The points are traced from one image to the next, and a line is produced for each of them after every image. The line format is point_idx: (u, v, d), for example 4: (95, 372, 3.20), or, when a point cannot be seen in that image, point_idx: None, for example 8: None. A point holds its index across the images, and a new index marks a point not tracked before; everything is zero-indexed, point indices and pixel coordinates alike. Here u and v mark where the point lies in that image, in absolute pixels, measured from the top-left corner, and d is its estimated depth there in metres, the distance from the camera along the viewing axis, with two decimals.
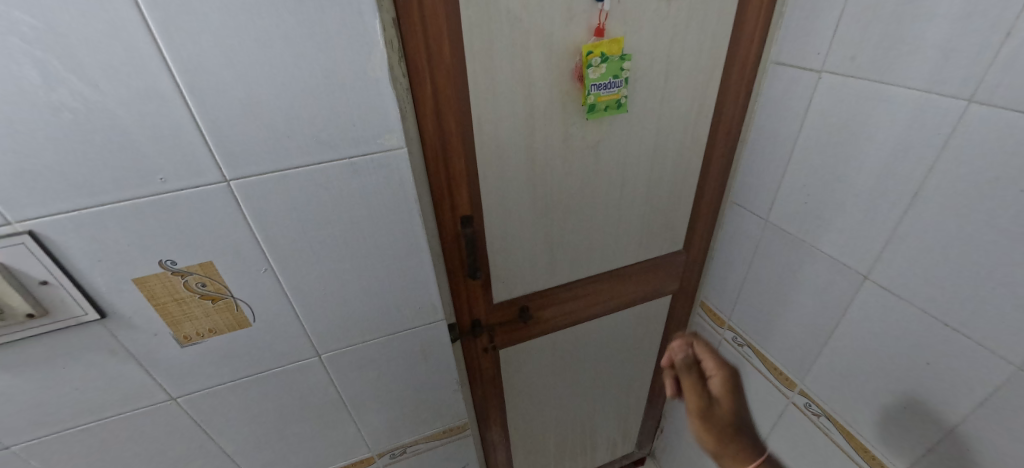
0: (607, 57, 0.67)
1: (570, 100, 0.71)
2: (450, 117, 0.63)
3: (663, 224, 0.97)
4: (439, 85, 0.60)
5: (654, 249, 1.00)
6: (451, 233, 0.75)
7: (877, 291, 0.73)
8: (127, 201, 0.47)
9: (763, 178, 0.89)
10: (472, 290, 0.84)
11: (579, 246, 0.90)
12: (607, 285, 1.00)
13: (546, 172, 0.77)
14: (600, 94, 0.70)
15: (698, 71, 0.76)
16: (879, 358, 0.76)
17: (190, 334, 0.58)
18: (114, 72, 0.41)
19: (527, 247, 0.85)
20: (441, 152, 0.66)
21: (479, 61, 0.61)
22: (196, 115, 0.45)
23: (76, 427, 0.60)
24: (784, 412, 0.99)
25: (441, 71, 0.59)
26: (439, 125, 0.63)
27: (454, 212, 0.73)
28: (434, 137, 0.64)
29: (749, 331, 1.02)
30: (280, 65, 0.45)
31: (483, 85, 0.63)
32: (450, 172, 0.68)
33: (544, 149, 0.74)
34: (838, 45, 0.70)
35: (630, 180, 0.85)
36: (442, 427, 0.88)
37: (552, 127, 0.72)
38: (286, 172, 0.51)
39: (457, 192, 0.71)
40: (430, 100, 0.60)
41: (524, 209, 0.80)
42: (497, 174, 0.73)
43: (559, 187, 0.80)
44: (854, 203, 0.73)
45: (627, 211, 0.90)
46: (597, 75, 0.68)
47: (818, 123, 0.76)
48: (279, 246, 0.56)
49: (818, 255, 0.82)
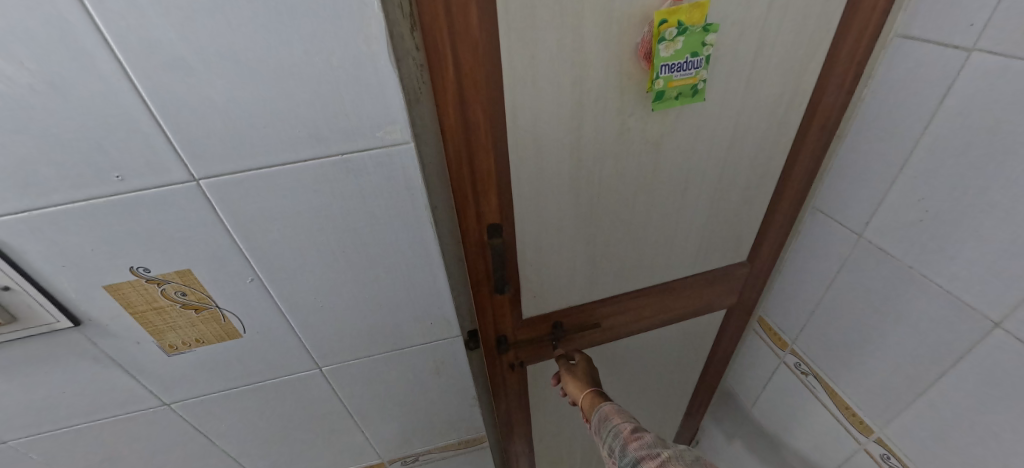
0: (685, 28, 0.52)
1: (632, 84, 0.56)
2: (478, 108, 0.50)
3: (726, 232, 0.81)
4: (464, 66, 0.47)
5: (712, 260, 0.85)
6: (476, 246, 0.63)
7: (1013, 344, 0.56)
8: (80, 202, 0.39)
9: (863, 184, 0.71)
10: (499, 305, 0.73)
11: (625, 258, 0.78)
12: (654, 299, 0.86)
13: (591, 175, 0.63)
14: (672, 77, 0.55)
15: (798, 47, 0.59)
16: (1001, 424, 0.60)
17: (175, 343, 0.52)
18: (38, 45, 0.32)
19: (567, 256, 0.73)
20: (465, 151, 0.53)
21: (518, 35, 0.47)
22: (149, 101, 0.36)
23: (72, 426, 0.57)
24: (853, 457, 0.85)
25: (466, 49, 0.46)
26: (462, 116, 0.50)
27: (479, 221, 0.60)
28: (457, 132, 0.51)
29: (818, 360, 0.87)
30: (245, 38, 0.34)
31: (522, 66, 0.50)
32: (476, 173, 0.55)
33: (592, 146, 0.60)
34: (1002, 16, 0.50)
35: (694, 182, 0.70)
36: (457, 438, 0.81)
37: (605, 119, 0.58)
38: (267, 171, 0.42)
39: (485, 197, 0.58)
40: (452, 85, 0.47)
41: (564, 217, 0.67)
42: (533, 176, 0.60)
43: (608, 190, 0.66)
44: (996, 228, 0.56)
45: (687, 218, 0.76)
46: (670, 52, 0.53)
47: (954, 120, 0.57)
48: (266, 255, 0.48)
49: (928, 287, 0.65)
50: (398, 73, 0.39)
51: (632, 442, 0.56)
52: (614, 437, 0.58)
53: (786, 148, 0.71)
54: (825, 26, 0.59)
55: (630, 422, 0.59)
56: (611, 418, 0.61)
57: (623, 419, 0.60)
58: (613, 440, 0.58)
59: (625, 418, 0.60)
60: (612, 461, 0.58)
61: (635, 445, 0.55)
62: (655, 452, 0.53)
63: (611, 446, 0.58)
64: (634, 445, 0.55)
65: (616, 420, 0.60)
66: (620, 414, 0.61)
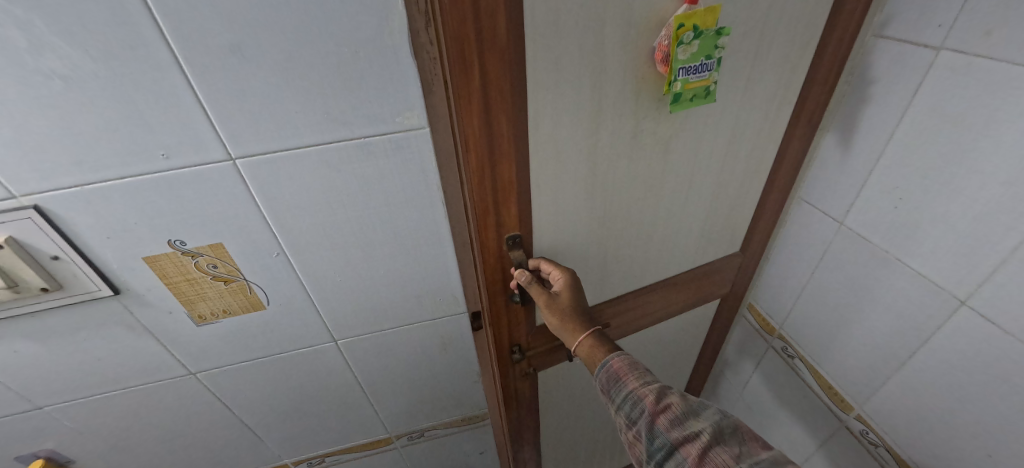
0: (700, 32, 0.49)
1: (647, 89, 0.54)
2: (502, 116, 0.46)
3: (724, 225, 0.84)
4: (489, 72, 0.43)
5: (707, 253, 0.88)
6: (495, 258, 0.59)
7: (976, 320, 0.61)
8: (128, 178, 0.44)
9: (844, 175, 0.76)
10: (514, 314, 0.66)
11: (630, 257, 0.77)
12: (659, 295, 0.88)
13: (607, 180, 0.61)
14: (689, 80, 0.53)
15: (792, 47, 0.62)
16: (963, 396, 0.66)
17: (204, 313, 0.56)
18: (103, 34, 0.36)
19: (581, 261, 0.70)
20: (487, 162, 0.49)
21: (541, 38, 0.44)
22: (195, 86, 0.40)
23: (105, 393, 0.61)
24: (834, 434, 0.90)
25: (492, 54, 0.42)
26: (486, 126, 0.46)
27: (499, 232, 0.56)
28: (479, 142, 0.46)
29: (803, 343, 0.92)
30: (285, 29, 0.39)
31: (544, 71, 0.46)
32: (497, 184, 0.51)
33: (608, 151, 0.57)
34: (967, 17, 0.55)
35: (698, 181, 0.71)
36: (461, 415, 0.86)
37: (620, 124, 0.55)
38: (295, 151, 0.46)
39: (505, 208, 0.55)
40: (476, 94, 0.43)
41: (579, 224, 0.64)
42: (551, 186, 0.57)
43: (621, 193, 0.64)
44: (961, 213, 0.60)
45: (689, 215, 0.77)
46: (687, 55, 0.50)
47: (924, 113, 0.62)
48: (291, 231, 0.52)
49: (902, 270, 0.70)
50: (417, 63, 0.43)
51: (660, 415, 0.50)
52: (635, 407, 0.52)
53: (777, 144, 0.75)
54: (816, 26, 0.62)
55: (649, 386, 0.53)
56: (627, 382, 0.54)
57: (642, 385, 0.53)
58: (634, 409, 0.52)
59: (645, 382, 0.53)
60: (632, 432, 0.52)
61: (664, 420, 0.49)
62: (691, 434, 0.47)
63: (633, 418, 0.52)
64: (663, 421, 0.49)
65: (633, 385, 0.53)
66: (635, 375, 0.55)
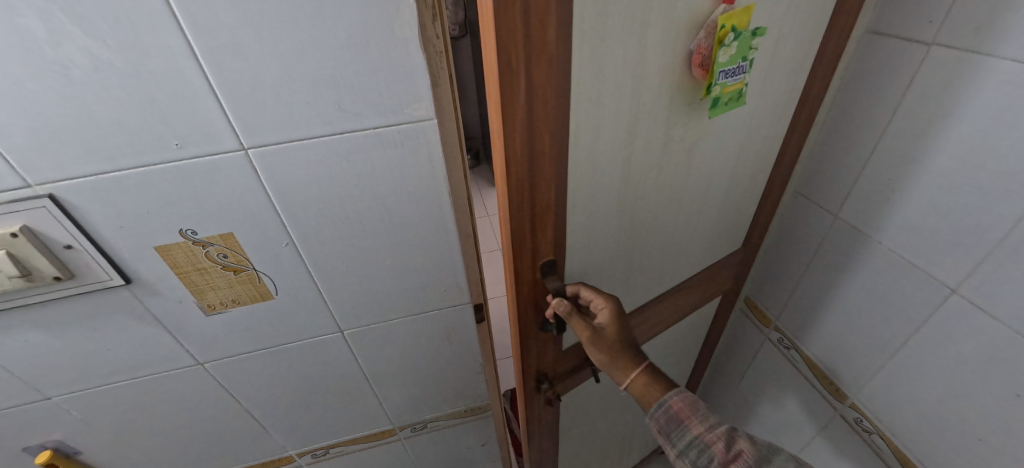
0: (738, 33, 0.50)
1: (680, 94, 0.53)
2: (545, 134, 0.45)
3: (730, 223, 0.85)
4: (536, 86, 0.41)
5: (716, 253, 0.89)
6: (528, 286, 0.59)
7: (966, 308, 0.64)
8: (142, 168, 0.44)
9: (838, 168, 0.77)
10: (542, 342, 0.69)
11: (653, 265, 0.76)
12: (672, 300, 0.87)
13: (638, 189, 0.60)
14: (727, 83, 0.53)
15: (799, 44, 0.63)
16: (952, 380, 0.68)
17: (214, 303, 0.57)
18: (121, 25, 0.37)
19: (607, 274, 0.69)
20: (527, 185, 0.48)
21: (588, 46, 0.42)
22: (210, 77, 0.41)
23: (113, 383, 0.62)
24: (830, 423, 0.92)
25: (540, 66, 0.40)
26: (529, 146, 0.44)
27: (534, 257, 0.56)
28: (521, 163, 0.45)
29: (798, 334, 0.94)
30: (299, 20, 0.39)
31: (588, 82, 0.44)
32: (536, 207, 0.50)
33: (640, 160, 0.57)
34: (957, 14, 0.57)
35: (714, 183, 0.72)
36: (464, 406, 0.87)
37: (653, 132, 0.55)
38: (305, 141, 0.47)
39: (541, 231, 0.54)
40: (522, 113, 0.41)
41: (608, 236, 0.63)
42: (586, 199, 0.56)
43: (649, 201, 0.64)
44: (951, 204, 0.62)
45: (704, 219, 0.77)
46: (727, 57, 0.50)
47: (915, 107, 0.64)
48: (300, 221, 0.53)
49: (893, 260, 0.72)
50: (426, 56, 0.44)
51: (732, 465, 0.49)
52: (703, 455, 0.51)
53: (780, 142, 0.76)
54: (820, 21, 0.62)
55: (715, 431, 0.52)
56: (691, 426, 0.53)
57: (708, 431, 0.52)
58: (701, 456, 0.51)
59: (710, 428, 0.52)
60: None
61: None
62: None
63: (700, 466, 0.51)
64: None
65: (697, 430, 0.53)
66: (698, 417, 0.54)
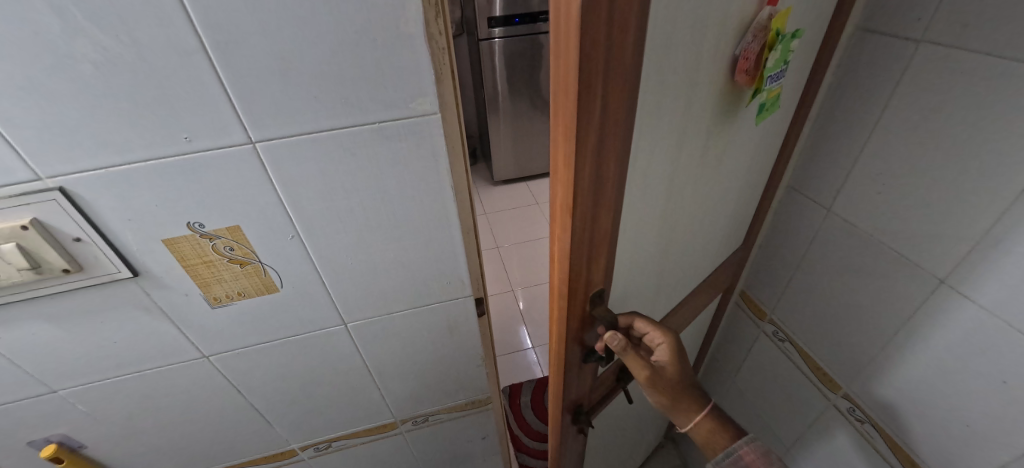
0: (782, 36, 0.51)
1: (720, 101, 0.53)
2: (612, 160, 0.41)
3: (736, 222, 0.85)
4: (609, 110, 0.37)
5: (722, 252, 0.90)
6: (578, 318, 0.55)
7: (954, 298, 0.65)
8: (151, 161, 0.45)
9: (831, 163, 0.79)
10: (582, 372, 0.65)
11: (677, 273, 0.76)
12: (689, 307, 0.86)
13: (676, 200, 0.59)
14: (772, 86, 0.56)
15: (806, 43, 0.63)
16: (940, 368, 0.70)
17: (220, 296, 0.58)
18: (134, 20, 0.37)
19: (640, 290, 0.67)
20: (590, 215, 0.44)
21: (654, 61, 0.40)
22: (220, 72, 0.42)
23: (119, 376, 0.62)
24: (823, 414, 0.94)
25: (615, 88, 0.36)
26: (597, 174, 0.41)
27: (587, 288, 0.52)
28: (587, 192, 0.41)
29: (792, 327, 0.96)
30: (308, 16, 0.40)
31: (649, 98, 0.43)
32: (594, 237, 0.47)
33: (682, 172, 0.56)
34: (944, 12, 0.59)
35: (730, 185, 0.72)
36: (465, 399, 0.88)
37: (695, 142, 0.54)
38: (310, 135, 0.47)
39: (595, 261, 0.50)
40: (593, 139, 0.38)
41: (646, 251, 0.62)
42: (634, 218, 0.54)
43: (682, 210, 0.63)
44: (940, 197, 0.64)
45: (718, 221, 0.77)
46: (774, 61, 0.52)
47: (905, 103, 0.66)
48: (306, 214, 0.54)
49: (884, 252, 0.73)
50: (431, 51, 0.45)
51: None
52: None
53: (780, 141, 0.76)
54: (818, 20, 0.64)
55: None
56: None
57: None
58: None
59: None
60: None
61: None
62: None
63: None
64: None
65: None
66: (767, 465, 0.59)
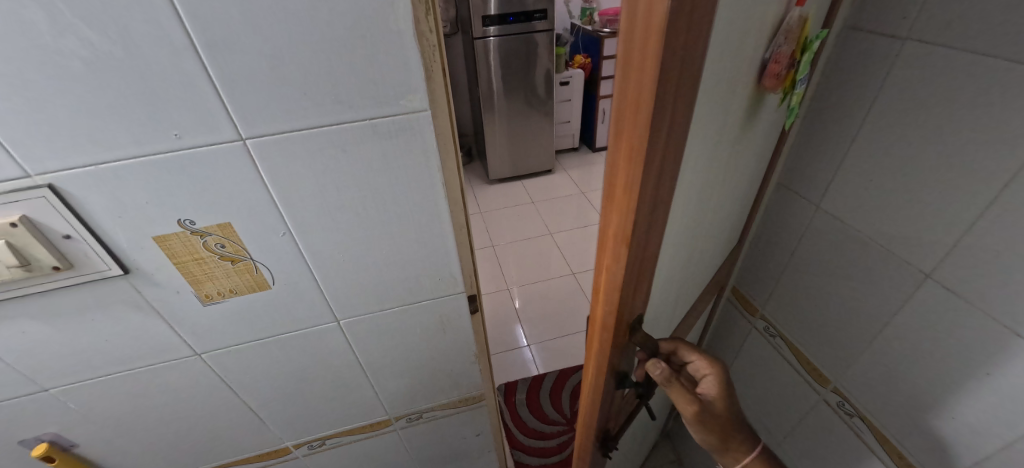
0: (807, 42, 0.53)
1: (747, 104, 0.53)
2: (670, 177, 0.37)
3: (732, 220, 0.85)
4: (675, 124, 0.33)
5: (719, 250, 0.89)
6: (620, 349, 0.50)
7: (940, 291, 0.66)
8: (141, 158, 0.45)
9: (819, 160, 0.80)
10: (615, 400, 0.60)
11: (692, 278, 0.74)
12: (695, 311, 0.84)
13: (704, 208, 0.57)
14: (800, 88, 0.60)
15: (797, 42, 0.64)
16: (926, 362, 0.71)
17: (211, 293, 0.58)
18: (123, 17, 0.38)
19: (664, 302, 0.65)
20: (643, 239, 0.39)
21: (710, 68, 0.37)
22: (209, 69, 0.42)
23: (110, 375, 0.62)
24: (814, 408, 0.95)
25: (683, 101, 0.32)
26: (656, 195, 0.36)
27: (631, 316, 0.47)
28: (646, 215, 0.37)
29: (783, 323, 0.97)
30: (297, 13, 0.41)
31: (702, 107, 0.39)
32: (644, 261, 0.42)
33: (711, 179, 0.54)
34: (929, 10, 0.60)
35: (737, 187, 0.70)
36: (459, 396, 0.89)
37: (725, 147, 0.53)
38: (300, 132, 0.48)
39: (641, 286, 0.46)
40: (658, 159, 0.33)
41: (675, 263, 0.59)
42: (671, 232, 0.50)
43: (706, 217, 0.61)
44: (925, 192, 0.65)
45: (724, 223, 0.75)
46: (801, 66, 0.54)
47: (892, 99, 0.67)
48: (297, 211, 0.54)
49: (871, 247, 0.74)
50: (421, 48, 0.46)
51: None
52: None
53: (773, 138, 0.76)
54: None
55: None
56: None
57: None
58: None
59: None
60: None
61: None
62: None
63: None
64: None
65: None
66: None
